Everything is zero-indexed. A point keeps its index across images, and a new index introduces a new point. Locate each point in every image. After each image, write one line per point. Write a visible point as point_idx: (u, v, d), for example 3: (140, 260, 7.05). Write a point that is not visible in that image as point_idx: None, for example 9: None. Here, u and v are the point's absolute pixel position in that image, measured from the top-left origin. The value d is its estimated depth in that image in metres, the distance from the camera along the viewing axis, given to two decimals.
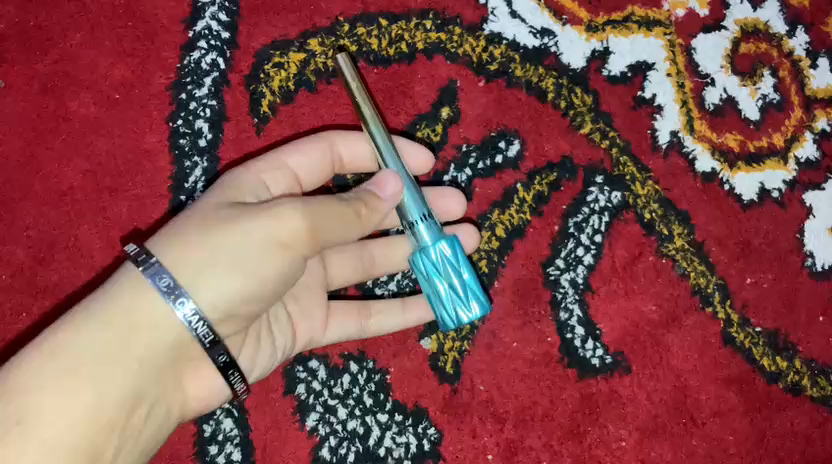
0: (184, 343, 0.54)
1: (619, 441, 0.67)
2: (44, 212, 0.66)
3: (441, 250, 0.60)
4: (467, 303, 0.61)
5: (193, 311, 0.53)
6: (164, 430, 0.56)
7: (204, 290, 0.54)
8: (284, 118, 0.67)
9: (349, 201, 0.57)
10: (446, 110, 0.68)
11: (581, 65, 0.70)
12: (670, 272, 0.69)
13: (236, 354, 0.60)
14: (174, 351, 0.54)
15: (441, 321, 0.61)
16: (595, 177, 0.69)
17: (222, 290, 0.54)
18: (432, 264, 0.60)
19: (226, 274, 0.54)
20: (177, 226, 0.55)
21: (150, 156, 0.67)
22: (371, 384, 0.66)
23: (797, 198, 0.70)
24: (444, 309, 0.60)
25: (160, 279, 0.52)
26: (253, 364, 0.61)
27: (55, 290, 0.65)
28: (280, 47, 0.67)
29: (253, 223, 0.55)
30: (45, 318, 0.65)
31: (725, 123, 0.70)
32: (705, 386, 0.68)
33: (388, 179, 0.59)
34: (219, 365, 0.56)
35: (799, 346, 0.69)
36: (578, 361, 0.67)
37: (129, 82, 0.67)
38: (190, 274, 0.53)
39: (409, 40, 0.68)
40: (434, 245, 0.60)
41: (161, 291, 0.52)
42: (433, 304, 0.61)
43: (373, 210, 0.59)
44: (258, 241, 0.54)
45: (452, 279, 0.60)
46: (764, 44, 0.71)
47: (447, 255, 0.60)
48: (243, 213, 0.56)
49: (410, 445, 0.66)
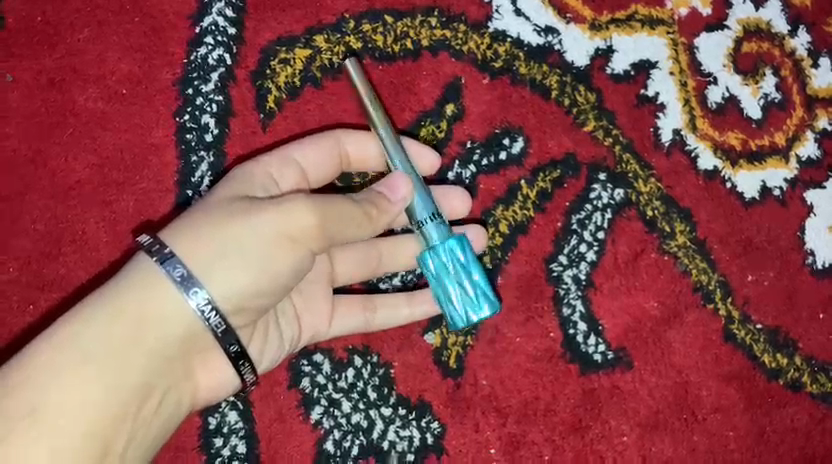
0: (193, 333, 0.56)
1: (620, 437, 0.68)
2: (51, 205, 0.66)
3: (450, 251, 0.61)
4: (477, 304, 0.61)
5: (207, 300, 0.55)
6: (175, 416, 0.58)
7: (215, 281, 0.56)
8: (290, 114, 0.67)
9: (360, 202, 0.58)
10: (451, 107, 0.69)
11: (584, 63, 0.70)
12: (672, 269, 0.69)
13: (246, 345, 0.61)
14: (183, 342, 0.56)
15: (450, 321, 0.62)
16: (598, 174, 0.69)
17: (233, 282, 0.56)
18: (440, 264, 0.62)
19: (236, 267, 0.56)
20: (190, 217, 0.57)
21: (156, 150, 0.67)
22: (375, 378, 0.67)
23: (799, 196, 0.71)
24: (454, 308, 0.61)
25: (174, 269, 0.55)
26: (262, 355, 0.63)
27: (62, 283, 0.66)
28: (286, 43, 0.68)
29: (263, 218, 0.56)
30: (52, 311, 0.66)
31: (727, 121, 0.71)
32: (706, 382, 0.69)
33: (400, 182, 0.60)
34: (231, 355, 0.58)
35: (800, 343, 0.70)
36: (580, 356, 0.68)
37: (136, 77, 0.67)
38: (202, 265, 0.56)
39: (414, 37, 0.69)
40: (443, 245, 0.62)
41: (175, 280, 0.55)
42: (441, 302, 0.62)
43: (383, 211, 0.59)
44: (267, 237, 0.56)
45: (459, 278, 0.61)
46: (766, 44, 0.72)
47: (455, 255, 0.61)
48: (253, 206, 0.57)
49: (414, 439, 0.66)
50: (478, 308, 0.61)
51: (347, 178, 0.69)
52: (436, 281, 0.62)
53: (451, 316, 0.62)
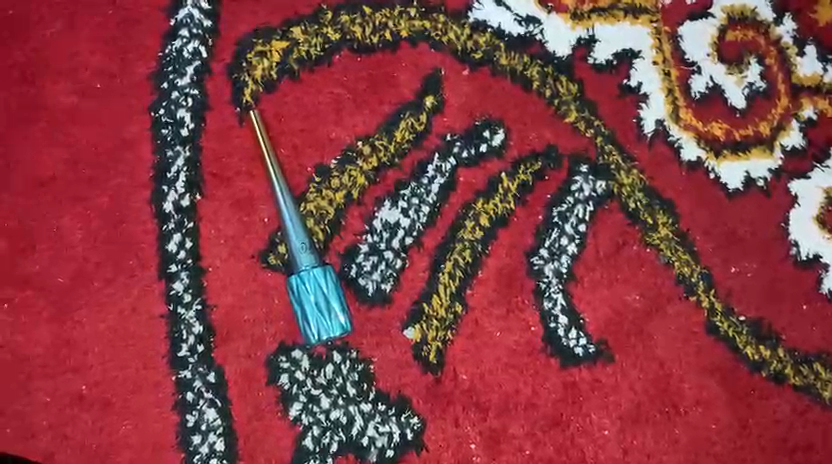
0: None
1: (601, 430, 0.67)
2: (16, 202, 0.62)
3: (314, 275, 0.61)
4: (330, 321, 0.61)
5: None
6: None
7: None
8: (267, 107, 0.65)
9: None
10: (431, 99, 0.68)
11: (566, 53, 0.70)
12: (655, 261, 0.69)
13: None
14: None
15: (325, 335, 0.61)
16: (580, 166, 0.69)
17: None
18: (309, 291, 0.61)
19: None
20: None
21: (130, 145, 0.64)
22: (354, 374, 0.64)
23: (783, 187, 0.72)
24: (317, 327, 0.61)
25: None
26: None
27: (32, 283, 0.61)
28: (262, 36, 0.66)
29: None
30: (20, 317, 0.61)
31: (710, 110, 0.72)
32: (688, 375, 0.68)
33: None
34: None
35: (782, 335, 0.70)
36: (562, 350, 0.67)
37: (110, 72, 0.64)
38: None
39: (393, 28, 0.68)
40: (309, 269, 0.62)
41: None
42: (320, 322, 0.61)
43: None
44: None
45: (320, 302, 0.61)
46: (751, 32, 0.73)
47: (318, 281, 0.61)
48: None
49: (393, 435, 0.64)
50: (330, 328, 0.61)
51: (389, 128, 0.67)
52: (305, 307, 0.61)
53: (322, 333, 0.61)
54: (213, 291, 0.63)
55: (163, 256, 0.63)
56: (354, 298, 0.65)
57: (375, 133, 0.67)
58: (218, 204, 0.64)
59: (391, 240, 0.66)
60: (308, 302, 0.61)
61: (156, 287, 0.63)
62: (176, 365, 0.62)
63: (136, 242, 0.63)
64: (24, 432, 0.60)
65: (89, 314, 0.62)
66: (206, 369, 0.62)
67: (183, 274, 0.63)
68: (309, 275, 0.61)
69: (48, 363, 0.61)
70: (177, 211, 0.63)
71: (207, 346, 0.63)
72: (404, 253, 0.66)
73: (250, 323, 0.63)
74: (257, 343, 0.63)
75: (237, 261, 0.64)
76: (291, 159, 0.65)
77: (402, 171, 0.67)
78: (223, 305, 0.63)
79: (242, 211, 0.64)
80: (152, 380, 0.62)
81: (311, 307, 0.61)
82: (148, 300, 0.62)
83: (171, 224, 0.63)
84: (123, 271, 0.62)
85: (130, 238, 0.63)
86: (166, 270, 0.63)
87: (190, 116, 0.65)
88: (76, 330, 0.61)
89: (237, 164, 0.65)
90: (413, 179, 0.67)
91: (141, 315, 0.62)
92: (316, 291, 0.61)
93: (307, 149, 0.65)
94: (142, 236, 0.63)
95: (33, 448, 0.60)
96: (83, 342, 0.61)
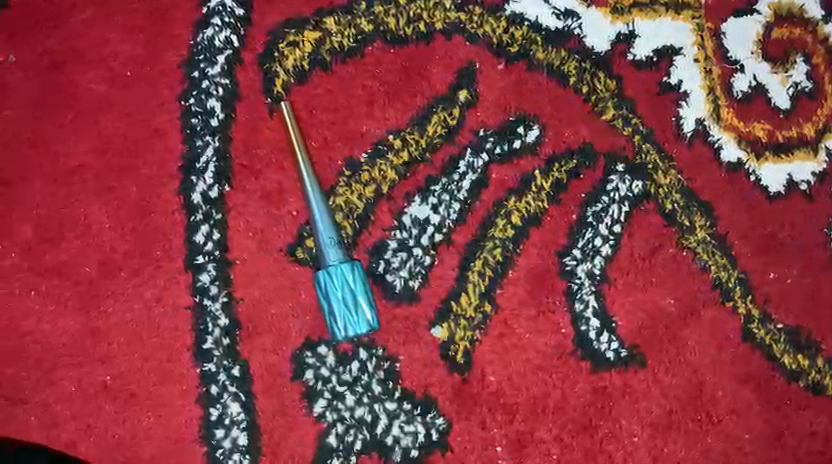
0: None
1: (631, 437, 0.65)
2: (45, 190, 0.62)
3: (342, 272, 0.60)
4: (356, 318, 0.60)
5: None
6: None
7: None
8: (297, 99, 0.64)
9: None
10: (465, 93, 0.66)
11: (605, 48, 0.68)
12: (691, 265, 0.67)
13: None
14: None
15: (351, 332, 0.60)
16: (616, 165, 0.67)
17: None
18: (337, 286, 0.60)
19: None
20: None
21: (159, 134, 0.63)
22: (380, 372, 0.63)
23: (826, 191, 0.70)
24: (343, 323, 0.60)
25: None
26: None
27: (59, 272, 0.61)
28: (295, 26, 0.65)
29: None
30: (45, 305, 0.61)
31: (753, 110, 0.70)
32: (722, 383, 0.66)
33: None
34: None
35: (821, 344, 0.69)
36: (592, 354, 0.65)
37: (140, 61, 0.64)
38: None
39: (427, 19, 0.66)
40: (337, 264, 0.61)
41: None
42: (347, 319, 0.60)
43: None
44: None
45: (347, 299, 0.60)
46: (798, 30, 0.71)
47: (346, 277, 0.60)
48: None
49: (418, 435, 0.63)
50: (357, 324, 0.60)
51: (421, 122, 0.65)
52: (332, 303, 0.60)
53: (347, 330, 0.60)
54: (240, 284, 0.62)
55: (191, 248, 0.62)
56: (382, 294, 0.64)
57: (407, 127, 0.65)
58: (246, 196, 0.63)
59: (420, 236, 0.64)
60: (335, 298, 0.60)
61: (183, 278, 0.62)
62: (201, 358, 0.61)
63: (163, 233, 0.62)
64: (47, 422, 0.60)
65: (115, 304, 0.61)
66: (231, 362, 0.62)
67: (210, 267, 0.62)
68: (337, 270, 0.60)
69: (73, 353, 0.60)
70: (205, 203, 0.63)
71: (233, 340, 0.62)
72: (433, 250, 0.65)
73: (276, 317, 0.63)
74: (283, 338, 0.62)
75: (264, 254, 0.63)
76: (320, 152, 0.64)
77: (433, 166, 0.65)
78: (250, 299, 0.62)
79: (270, 204, 0.63)
80: (176, 371, 0.61)
81: (338, 303, 0.60)
82: (174, 291, 0.62)
83: (199, 215, 0.63)
84: (150, 261, 0.62)
85: (157, 229, 0.62)
86: (193, 262, 0.62)
87: (221, 105, 0.64)
88: (102, 320, 0.61)
89: (267, 156, 0.64)
90: (444, 176, 0.65)
91: (167, 306, 0.62)
92: (343, 287, 0.60)
93: (337, 142, 0.64)
94: (169, 227, 0.62)
95: (57, 437, 0.60)
96: (108, 332, 0.61)
